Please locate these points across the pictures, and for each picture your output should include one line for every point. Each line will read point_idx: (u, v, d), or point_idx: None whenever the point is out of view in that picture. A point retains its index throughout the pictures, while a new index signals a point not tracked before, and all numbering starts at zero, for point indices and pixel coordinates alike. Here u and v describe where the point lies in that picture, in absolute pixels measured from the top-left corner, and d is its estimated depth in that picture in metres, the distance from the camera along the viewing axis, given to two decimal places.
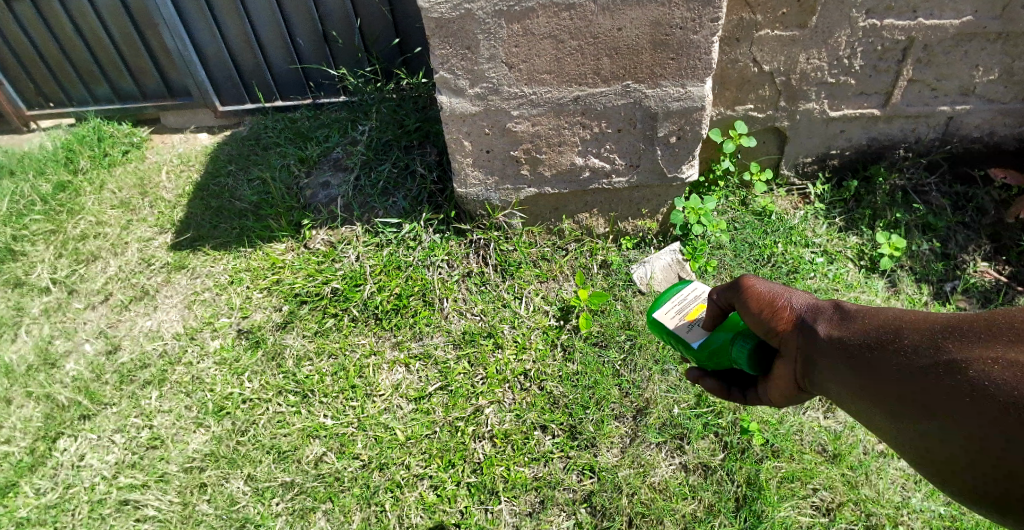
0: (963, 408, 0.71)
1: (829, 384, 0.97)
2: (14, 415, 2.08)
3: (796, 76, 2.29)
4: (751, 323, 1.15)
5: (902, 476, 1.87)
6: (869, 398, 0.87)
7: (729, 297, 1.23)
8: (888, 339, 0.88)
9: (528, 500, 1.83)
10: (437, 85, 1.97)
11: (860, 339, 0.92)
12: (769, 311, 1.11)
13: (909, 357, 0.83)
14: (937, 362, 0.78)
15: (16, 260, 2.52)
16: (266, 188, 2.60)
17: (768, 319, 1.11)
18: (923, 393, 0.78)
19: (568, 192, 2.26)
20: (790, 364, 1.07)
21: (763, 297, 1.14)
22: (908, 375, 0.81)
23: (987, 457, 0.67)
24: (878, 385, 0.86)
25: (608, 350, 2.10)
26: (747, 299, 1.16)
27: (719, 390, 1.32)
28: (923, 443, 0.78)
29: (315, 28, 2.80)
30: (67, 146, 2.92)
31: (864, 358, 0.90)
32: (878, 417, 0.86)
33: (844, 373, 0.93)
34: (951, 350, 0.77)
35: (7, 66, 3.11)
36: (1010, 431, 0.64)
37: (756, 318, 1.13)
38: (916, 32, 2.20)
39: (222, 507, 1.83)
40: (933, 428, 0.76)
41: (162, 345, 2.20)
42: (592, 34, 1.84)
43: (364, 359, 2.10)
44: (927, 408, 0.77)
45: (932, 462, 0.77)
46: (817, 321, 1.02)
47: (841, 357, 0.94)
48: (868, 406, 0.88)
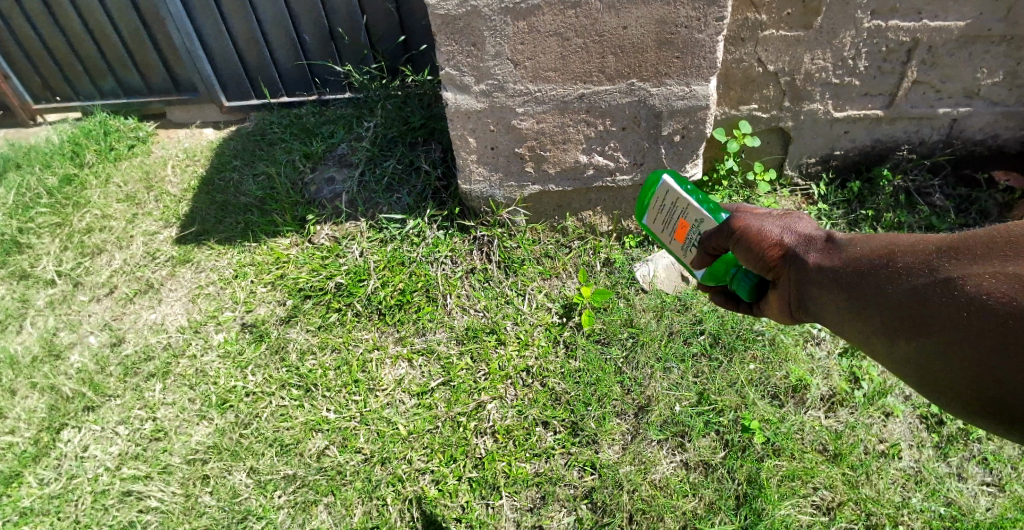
0: (961, 325, 0.77)
1: (825, 310, 1.03)
2: (18, 406, 2.09)
3: (800, 76, 2.30)
4: (747, 263, 1.15)
5: (902, 476, 1.88)
6: (866, 321, 0.94)
7: (721, 239, 1.21)
8: (882, 264, 0.93)
9: (529, 496, 1.84)
10: (442, 82, 1.98)
11: (855, 266, 0.97)
12: (761, 251, 1.11)
13: (903, 280, 0.88)
14: (931, 281, 0.83)
15: (22, 252, 2.54)
16: (271, 184, 2.62)
17: (761, 257, 1.12)
18: (920, 314, 0.84)
19: (572, 190, 2.27)
20: (785, 294, 1.11)
21: (756, 237, 1.12)
22: (905, 296, 0.87)
23: (985, 380, 0.75)
24: (875, 309, 0.92)
25: (610, 347, 2.11)
26: (740, 240, 1.15)
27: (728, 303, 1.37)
28: (918, 359, 0.85)
29: (321, 25, 2.81)
30: (73, 140, 2.93)
31: (860, 284, 0.95)
32: (874, 337, 0.93)
33: (842, 299, 0.98)
34: (944, 269, 0.82)
35: (15, 60, 3.13)
36: (1011, 359, 0.70)
37: (750, 258, 1.14)
38: (921, 33, 2.21)
39: (224, 500, 1.84)
40: (929, 347, 0.83)
41: (167, 338, 2.21)
42: (598, 32, 1.84)
43: (368, 354, 2.11)
44: (924, 327, 0.83)
45: (926, 375, 0.85)
46: (809, 254, 1.05)
47: (837, 285, 0.99)
48: (863, 327, 0.95)
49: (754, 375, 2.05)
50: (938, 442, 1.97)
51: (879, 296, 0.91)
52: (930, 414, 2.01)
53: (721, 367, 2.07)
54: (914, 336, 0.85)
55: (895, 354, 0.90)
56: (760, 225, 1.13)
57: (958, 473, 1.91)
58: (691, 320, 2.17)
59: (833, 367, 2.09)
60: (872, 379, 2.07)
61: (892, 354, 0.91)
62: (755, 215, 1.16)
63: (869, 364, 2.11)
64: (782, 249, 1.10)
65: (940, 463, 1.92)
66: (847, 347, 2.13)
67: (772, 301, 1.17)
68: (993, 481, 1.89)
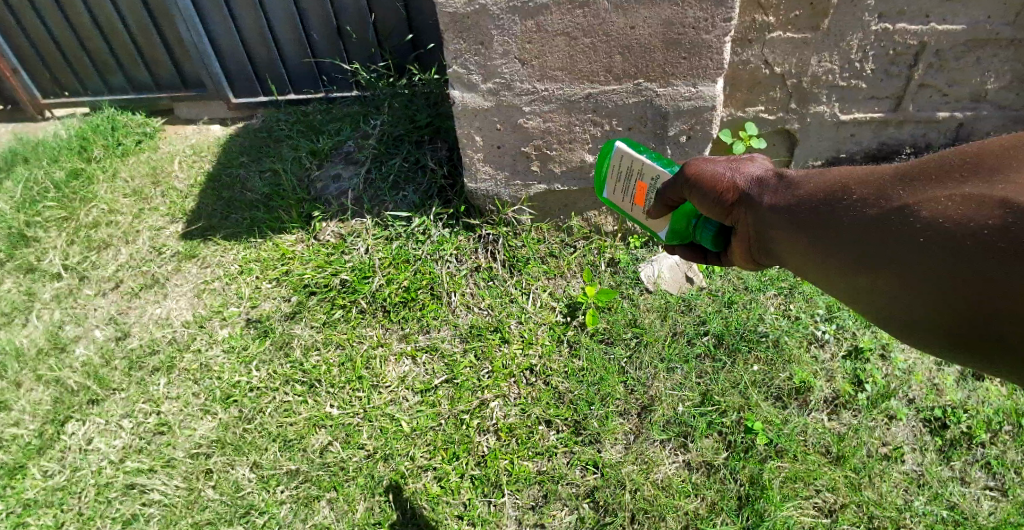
0: (918, 252, 0.79)
1: (786, 249, 1.07)
2: (24, 399, 2.11)
3: (807, 78, 2.30)
4: (705, 208, 1.22)
5: (905, 479, 1.87)
6: (826, 257, 0.96)
7: (680, 188, 1.29)
8: (839, 198, 0.95)
9: (531, 494, 1.84)
10: (450, 80, 1.99)
11: (810, 203, 1.00)
12: (714, 193, 1.19)
13: (861, 212, 0.90)
14: (889, 211, 0.85)
15: (29, 246, 2.55)
16: (277, 180, 2.62)
17: (715, 199, 1.19)
18: (879, 246, 0.85)
19: (578, 189, 2.27)
20: (745, 236, 1.17)
21: (710, 181, 1.20)
22: (864, 228, 0.89)
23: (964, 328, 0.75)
24: (836, 245, 0.93)
25: (614, 347, 2.11)
26: (698, 187, 1.23)
27: (694, 256, 1.45)
28: (881, 292, 0.87)
29: (329, 23, 2.82)
30: (81, 135, 2.95)
31: (827, 224, 0.95)
32: (836, 274, 0.95)
33: (800, 237, 1.01)
34: (902, 198, 0.84)
35: (23, 54, 3.15)
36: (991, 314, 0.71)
37: (706, 201, 1.21)
38: (928, 37, 2.20)
39: (228, 494, 1.84)
40: (890, 279, 0.84)
41: (172, 333, 2.22)
42: (605, 32, 1.85)
43: (372, 350, 2.12)
44: (883, 258, 0.85)
45: (889, 308, 0.87)
46: (761, 194, 1.11)
47: (794, 222, 1.03)
48: (825, 265, 0.97)
49: (758, 376, 2.05)
50: (940, 446, 1.96)
51: (838, 230, 0.93)
52: (933, 418, 2.01)
53: (725, 367, 2.07)
54: (875, 269, 0.87)
55: (857, 289, 0.92)
56: (713, 171, 1.20)
57: (961, 478, 1.90)
58: (695, 321, 2.17)
59: (837, 369, 2.09)
60: (876, 382, 2.06)
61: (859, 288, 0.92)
62: (711, 161, 1.23)
63: (874, 367, 2.10)
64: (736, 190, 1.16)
65: (943, 467, 1.92)
66: (852, 350, 2.13)
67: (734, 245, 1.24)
68: (996, 486, 1.89)
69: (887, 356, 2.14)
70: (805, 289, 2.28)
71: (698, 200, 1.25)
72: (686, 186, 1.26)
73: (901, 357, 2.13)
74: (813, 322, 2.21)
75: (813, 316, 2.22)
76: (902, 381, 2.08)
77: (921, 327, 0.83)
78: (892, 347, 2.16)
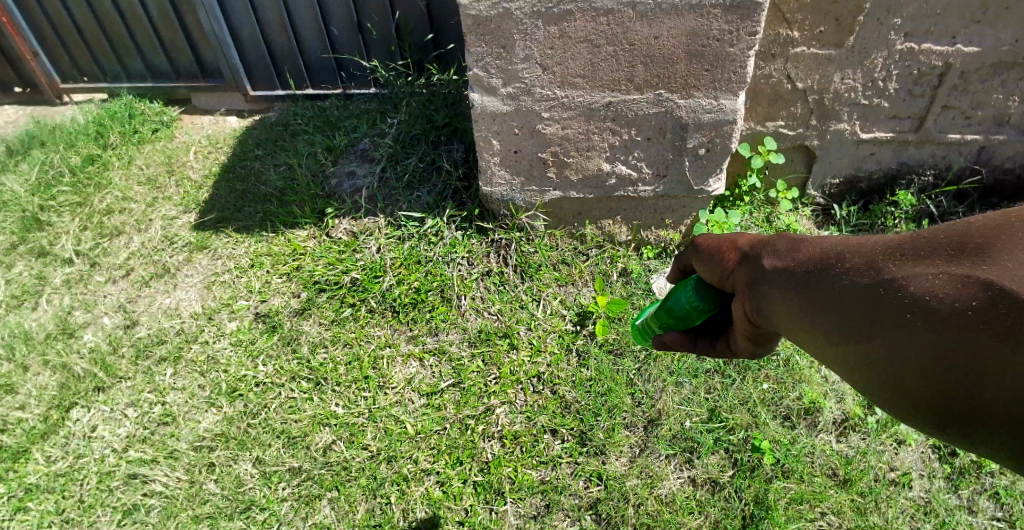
0: (915, 326, 0.69)
1: (773, 315, 0.93)
2: (30, 383, 2.11)
3: (829, 95, 2.27)
4: (708, 272, 1.12)
5: (911, 506, 1.85)
6: (815, 325, 0.84)
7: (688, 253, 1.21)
8: (830, 264, 0.85)
9: (533, 503, 1.82)
10: (470, 83, 1.98)
11: (802, 266, 0.89)
12: (718, 254, 1.07)
13: (852, 280, 0.80)
14: (879, 281, 0.76)
15: (42, 230, 2.55)
16: (292, 174, 2.62)
17: (718, 260, 1.08)
18: (872, 317, 0.76)
19: (593, 198, 2.25)
20: (737, 299, 1.02)
21: (713, 244, 1.11)
22: (852, 298, 0.79)
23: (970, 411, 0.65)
24: (823, 312, 0.82)
25: (623, 359, 2.09)
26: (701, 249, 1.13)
27: (682, 343, 1.26)
28: (875, 366, 0.76)
29: (350, 18, 2.81)
30: (98, 121, 2.96)
31: (815, 295, 0.84)
32: (828, 348, 0.83)
33: (789, 303, 0.89)
34: (892, 270, 0.75)
35: (44, 37, 3.16)
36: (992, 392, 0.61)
37: (712, 262, 1.10)
38: (954, 58, 2.17)
39: (229, 488, 1.84)
40: (883, 350, 0.74)
41: (180, 324, 2.21)
42: (628, 40, 1.83)
43: (379, 351, 2.11)
44: (875, 330, 0.75)
45: (884, 382, 0.76)
46: (760, 252, 0.98)
47: (784, 284, 0.90)
48: (813, 338, 0.85)
49: (767, 395, 2.03)
50: (949, 474, 1.93)
51: (829, 296, 0.82)
52: (943, 445, 1.98)
53: (734, 384, 2.05)
54: (867, 342, 0.76)
55: (850, 362, 0.80)
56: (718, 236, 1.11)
57: (968, 506, 1.88)
58: None
59: (847, 391, 2.07)
60: None
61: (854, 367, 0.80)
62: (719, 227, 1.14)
63: None
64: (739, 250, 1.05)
65: (951, 495, 1.89)
66: None
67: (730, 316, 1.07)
68: (1003, 517, 1.87)
69: None
70: None
71: (700, 261, 1.14)
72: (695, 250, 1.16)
73: None
74: None
75: None
76: None
77: (923, 405, 0.72)
78: None
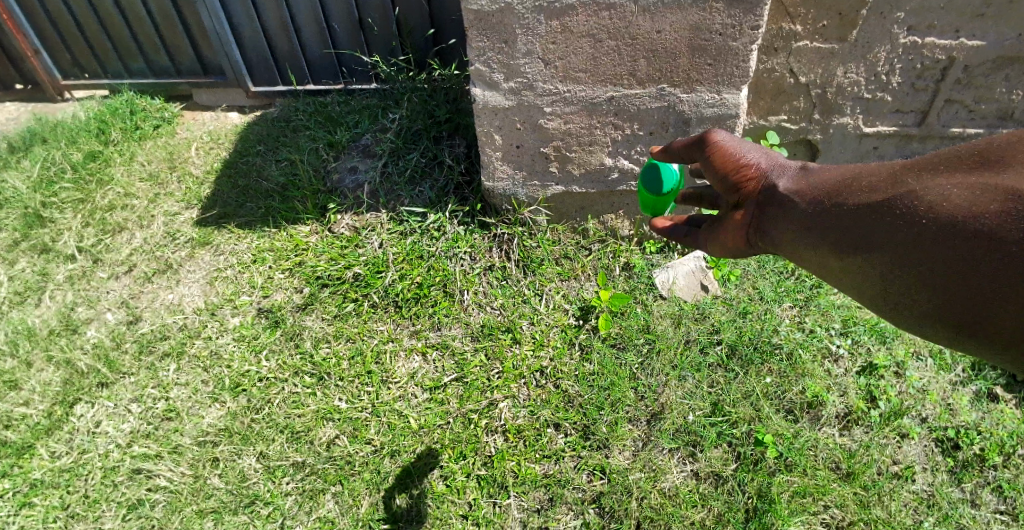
0: (916, 233, 0.80)
1: (793, 236, 1.05)
2: (34, 378, 2.11)
3: (832, 89, 2.27)
4: (717, 178, 1.24)
5: (915, 499, 1.85)
6: (824, 238, 0.97)
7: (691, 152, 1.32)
8: (848, 185, 0.96)
9: (536, 497, 1.82)
10: (471, 78, 1.98)
11: (820, 189, 1.01)
12: (733, 169, 1.20)
13: (866, 196, 0.91)
14: (893, 196, 0.86)
15: (44, 227, 2.56)
16: (294, 170, 2.62)
17: (732, 176, 1.21)
18: (883, 227, 0.86)
19: (595, 192, 2.25)
20: (746, 216, 1.16)
21: (725, 151, 1.23)
22: (867, 211, 0.89)
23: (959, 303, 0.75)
24: (843, 230, 0.93)
25: (626, 353, 2.09)
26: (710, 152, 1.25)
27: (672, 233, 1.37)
28: (870, 273, 0.88)
29: (351, 15, 2.80)
30: (99, 118, 2.96)
31: (834, 213, 0.96)
32: (841, 260, 0.95)
33: (801, 221, 1.02)
34: (908, 184, 0.85)
35: (45, 34, 3.16)
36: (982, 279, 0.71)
37: (724, 178, 1.22)
38: (957, 52, 2.16)
39: (233, 483, 1.84)
40: (891, 256, 0.84)
41: (183, 319, 2.22)
42: (631, 35, 1.82)
43: (382, 345, 2.11)
44: (886, 239, 0.85)
45: (876, 289, 0.88)
46: (780, 179, 1.12)
47: (800, 205, 1.03)
48: (828, 253, 0.97)
49: (770, 388, 2.03)
50: (952, 467, 1.94)
51: (842, 212, 0.94)
52: (946, 438, 1.98)
53: (737, 378, 2.05)
54: (877, 251, 0.87)
55: (848, 271, 0.93)
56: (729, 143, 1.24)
57: (971, 500, 1.88)
58: (709, 329, 2.15)
59: (850, 385, 2.06)
60: (889, 399, 2.03)
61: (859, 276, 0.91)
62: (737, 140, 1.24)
63: (887, 384, 2.07)
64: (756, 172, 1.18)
65: (954, 488, 1.89)
66: (866, 366, 2.10)
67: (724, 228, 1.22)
68: (1006, 509, 1.87)
69: (902, 374, 2.11)
70: (822, 302, 2.26)
71: (713, 172, 1.26)
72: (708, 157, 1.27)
73: (916, 376, 2.10)
74: (828, 336, 2.17)
75: (828, 329, 2.19)
76: (916, 399, 2.05)
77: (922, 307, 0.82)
78: (908, 365, 2.12)
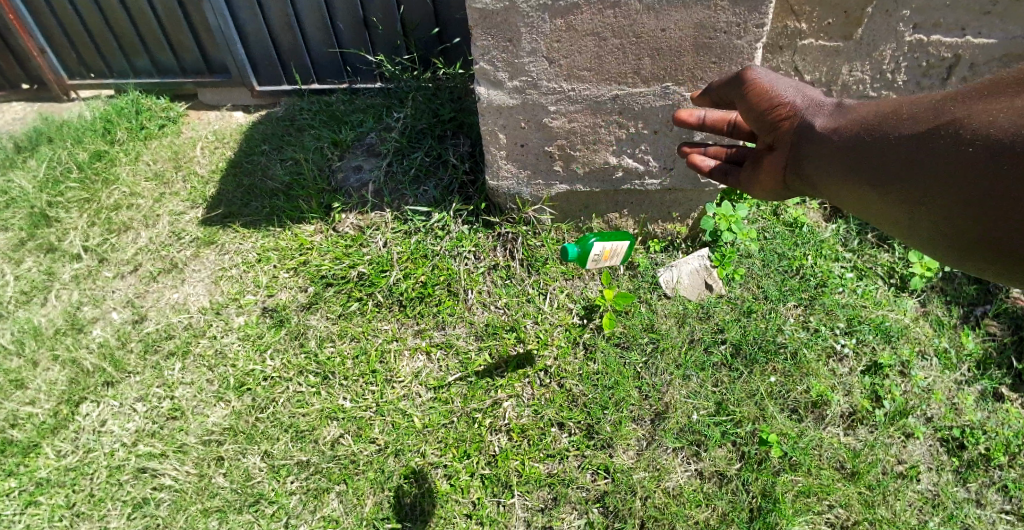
0: (953, 162, 0.85)
1: (823, 169, 1.11)
2: (40, 378, 2.12)
3: (837, 87, 2.28)
4: (753, 115, 1.29)
5: (920, 499, 1.84)
6: (860, 172, 1.03)
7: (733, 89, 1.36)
8: (888, 118, 1.00)
9: (540, 496, 1.83)
10: (476, 76, 1.98)
11: (858, 124, 1.06)
12: (769, 108, 1.25)
13: (907, 128, 0.95)
14: (935, 125, 0.90)
15: (51, 226, 2.57)
16: (298, 169, 2.62)
17: (768, 114, 1.25)
18: (919, 156, 0.91)
19: (599, 191, 2.25)
20: (782, 156, 1.22)
21: (765, 91, 1.27)
22: (904, 141, 0.94)
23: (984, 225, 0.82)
24: (875, 158, 0.99)
25: (630, 352, 2.09)
26: (751, 92, 1.29)
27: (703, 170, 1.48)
28: (907, 202, 0.95)
29: (356, 14, 2.81)
30: (105, 117, 2.97)
31: (868, 145, 1.01)
32: (870, 190, 1.01)
33: (838, 156, 1.07)
34: (950, 113, 0.88)
35: (51, 34, 3.17)
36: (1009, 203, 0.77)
37: (761, 116, 1.27)
38: (963, 50, 2.13)
39: (238, 482, 1.85)
40: (924, 183, 0.90)
41: (188, 318, 2.22)
42: (635, 33, 1.82)
43: (387, 344, 2.12)
44: (921, 167, 0.91)
45: (911, 215, 0.95)
46: (817, 116, 1.16)
47: (837, 142, 1.08)
48: (859, 183, 1.03)
49: (775, 388, 2.03)
50: (957, 466, 1.93)
51: (881, 145, 0.99)
52: (951, 438, 1.98)
53: (741, 377, 2.05)
54: (910, 178, 0.93)
55: (879, 200, 1.00)
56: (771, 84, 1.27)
57: (976, 499, 1.88)
58: (713, 328, 2.15)
59: (855, 384, 2.06)
60: (894, 398, 2.03)
61: (887, 201, 0.98)
62: (776, 80, 1.27)
63: (892, 383, 2.07)
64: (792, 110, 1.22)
65: (959, 488, 1.89)
66: (871, 365, 2.09)
67: (763, 168, 1.27)
68: (1011, 509, 1.87)
69: (906, 373, 2.10)
70: (826, 301, 2.24)
71: (749, 110, 1.31)
72: (746, 96, 1.31)
73: (921, 375, 2.09)
74: (833, 335, 2.17)
75: (833, 329, 2.18)
76: (921, 398, 2.04)
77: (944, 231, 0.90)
78: (913, 364, 2.12)
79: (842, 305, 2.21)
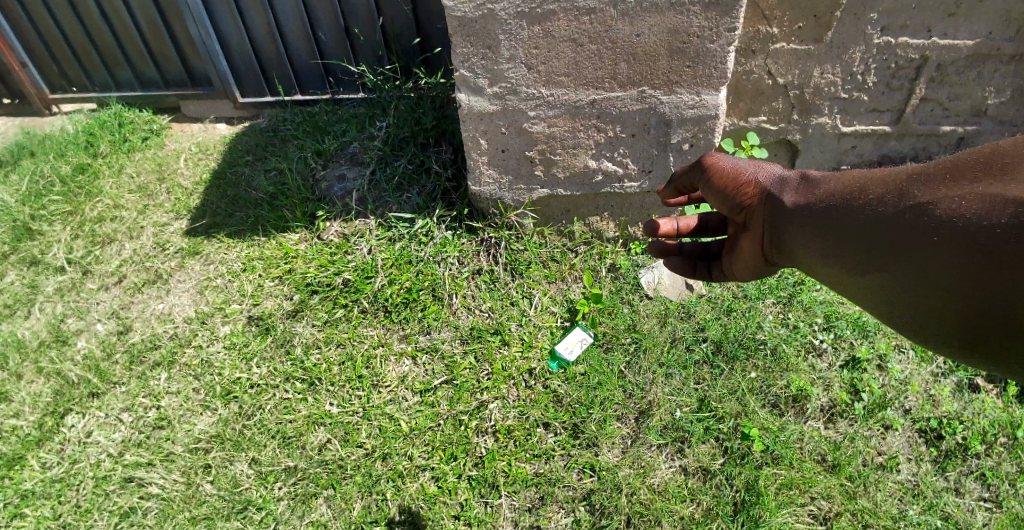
0: (934, 249, 0.80)
1: (803, 254, 1.09)
2: (24, 390, 2.11)
3: (809, 90, 2.32)
4: (720, 199, 1.29)
5: (900, 489, 1.88)
6: (839, 257, 0.99)
7: (696, 176, 1.37)
8: (854, 199, 0.97)
9: (527, 496, 1.84)
10: (457, 84, 2.01)
11: (825, 203, 1.04)
12: (735, 190, 1.25)
13: (876, 209, 0.91)
14: (904, 208, 0.86)
15: (34, 239, 2.56)
16: (282, 179, 2.64)
17: (734, 196, 1.25)
18: (894, 244, 0.87)
19: (580, 195, 2.29)
20: (757, 236, 1.21)
21: (729, 174, 1.27)
22: (876, 226, 0.91)
23: (974, 316, 0.77)
24: (851, 244, 0.96)
25: (613, 352, 2.12)
26: (714, 177, 1.30)
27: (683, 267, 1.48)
28: (889, 288, 0.90)
29: (337, 25, 2.84)
30: (88, 131, 2.99)
31: (842, 230, 0.98)
32: (853, 277, 0.98)
33: (815, 239, 1.04)
34: (917, 196, 0.85)
35: (33, 49, 3.18)
36: (997, 294, 0.72)
37: (728, 199, 1.26)
38: (930, 51, 2.22)
39: (225, 489, 1.85)
40: (903, 272, 0.86)
41: (174, 328, 2.23)
42: (611, 39, 1.86)
43: (373, 350, 2.13)
44: (897, 255, 0.86)
45: (894, 304, 0.91)
46: (783, 193, 1.15)
47: (811, 223, 1.06)
48: (842, 270, 0.99)
49: (755, 384, 2.06)
50: (936, 457, 1.97)
51: (855, 230, 0.95)
52: (929, 429, 2.02)
53: (722, 374, 2.09)
54: (890, 265, 0.88)
55: (865, 287, 0.96)
56: (731, 168, 1.28)
57: (955, 488, 1.92)
58: (693, 327, 2.19)
59: (834, 379, 2.10)
60: (872, 391, 2.07)
61: (871, 289, 0.94)
62: (734, 161, 1.29)
63: (870, 377, 2.11)
64: (757, 189, 1.22)
65: (937, 478, 1.93)
66: (849, 360, 2.14)
67: (745, 247, 1.27)
68: (990, 497, 1.90)
69: (884, 366, 2.15)
70: (805, 298, 2.30)
71: (713, 194, 1.31)
72: (709, 181, 1.31)
73: (898, 368, 2.14)
74: (811, 331, 2.21)
75: (811, 325, 2.23)
76: (898, 390, 2.09)
77: (933, 321, 0.85)
78: (889, 358, 2.17)
79: (820, 301, 2.27)
